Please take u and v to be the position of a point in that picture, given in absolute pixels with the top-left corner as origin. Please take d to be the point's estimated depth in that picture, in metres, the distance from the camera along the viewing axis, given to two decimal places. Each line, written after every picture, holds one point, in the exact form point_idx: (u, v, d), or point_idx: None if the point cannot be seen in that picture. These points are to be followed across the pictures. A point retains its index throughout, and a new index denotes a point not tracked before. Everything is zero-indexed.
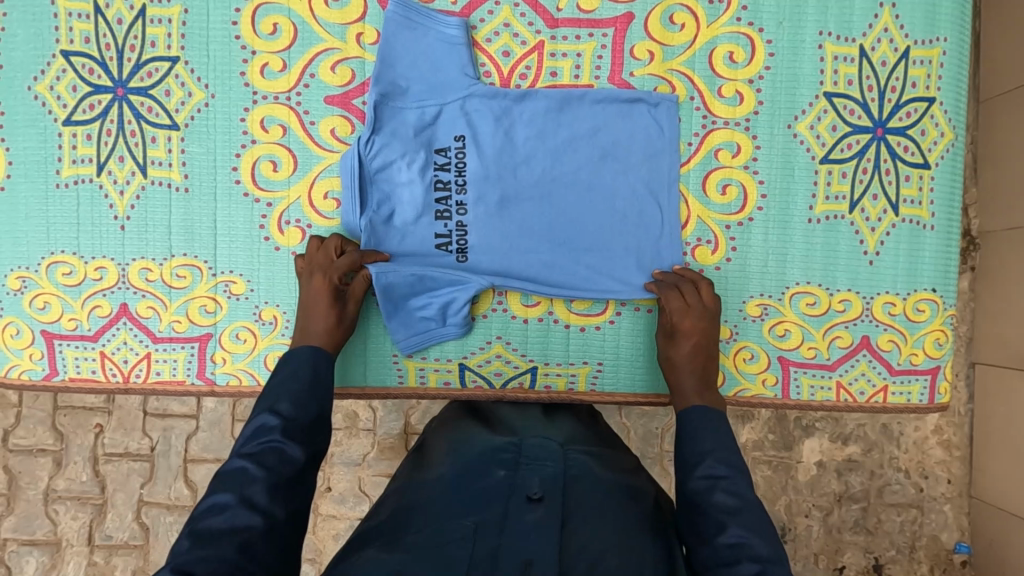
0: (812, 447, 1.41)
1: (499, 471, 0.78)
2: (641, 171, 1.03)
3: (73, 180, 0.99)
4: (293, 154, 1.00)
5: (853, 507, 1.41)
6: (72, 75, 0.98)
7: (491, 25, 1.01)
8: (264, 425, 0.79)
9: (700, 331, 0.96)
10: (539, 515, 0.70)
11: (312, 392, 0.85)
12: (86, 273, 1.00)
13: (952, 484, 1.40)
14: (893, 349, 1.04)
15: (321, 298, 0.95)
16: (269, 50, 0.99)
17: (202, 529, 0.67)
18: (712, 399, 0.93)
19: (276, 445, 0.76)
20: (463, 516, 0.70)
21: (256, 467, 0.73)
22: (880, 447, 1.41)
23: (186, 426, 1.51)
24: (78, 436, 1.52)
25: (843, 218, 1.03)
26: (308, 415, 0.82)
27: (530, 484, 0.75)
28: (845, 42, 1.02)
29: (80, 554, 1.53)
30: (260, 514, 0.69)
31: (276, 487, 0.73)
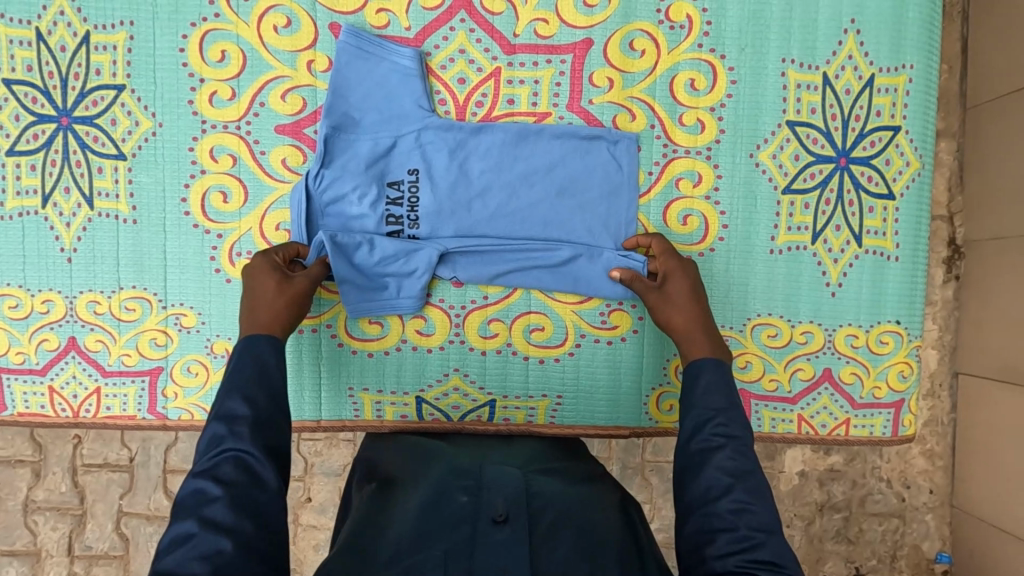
0: (794, 457, 1.39)
1: (460, 495, 0.73)
2: (597, 208, 1.01)
3: (17, 212, 0.97)
4: (243, 183, 0.98)
5: (835, 517, 1.40)
6: (15, 104, 0.95)
7: (446, 51, 0.99)
8: (217, 435, 0.70)
9: (681, 272, 0.92)
10: (507, 537, 0.67)
11: (265, 383, 0.77)
12: (32, 306, 0.98)
13: (935, 493, 1.39)
14: (855, 382, 1.02)
15: (271, 278, 0.88)
16: (218, 78, 0.97)
17: (170, 564, 0.60)
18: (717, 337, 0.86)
19: (234, 454, 0.69)
20: (432, 543, 0.66)
21: (214, 485, 0.65)
22: (863, 456, 1.39)
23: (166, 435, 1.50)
24: (57, 447, 1.50)
25: (805, 249, 1.01)
26: (266, 405, 0.74)
27: (495, 505, 0.71)
28: (809, 69, 0.99)
29: (60, 564, 1.52)
30: (226, 535, 0.63)
31: (240, 498, 0.66)
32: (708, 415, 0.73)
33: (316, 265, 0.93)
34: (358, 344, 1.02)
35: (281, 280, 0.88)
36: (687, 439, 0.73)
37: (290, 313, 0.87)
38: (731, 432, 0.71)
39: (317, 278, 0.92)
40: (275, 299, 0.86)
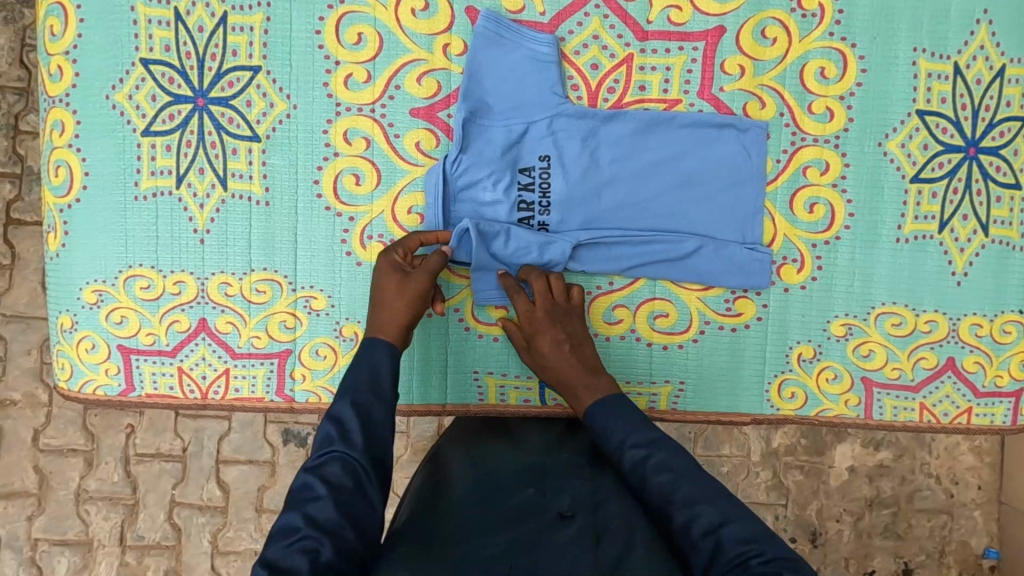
0: (844, 452, 1.46)
1: (528, 488, 0.78)
2: (722, 199, 1.01)
3: (152, 192, 0.97)
4: (377, 166, 0.98)
5: (883, 512, 1.46)
6: (151, 84, 0.95)
7: (579, 37, 0.99)
8: (327, 436, 0.75)
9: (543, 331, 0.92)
10: (574, 530, 0.69)
11: (372, 392, 0.79)
12: (164, 287, 0.98)
13: (982, 490, 1.46)
14: (978, 370, 1.03)
15: (391, 280, 0.90)
16: (355, 60, 0.97)
17: (274, 553, 0.65)
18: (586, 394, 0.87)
19: (338, 455, 0.73)
20: (496, 533, 0.69)
21: (320, 484, 0.70)
22: (912, 452, 1.46)
23: (218, 426, 1.52)
24: (109, 436, 1.51)
25: (931, 238, 1.02)
26: (375, 416, 0.78)
27: (561, 503, 0.75)
28: (940, 59, 1.00)
29: (112, 554, 1.52)
30: (327, 534, 0.66)
31: (341, 500, 0.69)
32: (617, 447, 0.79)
33: (433, 258, 0.92)
34: (483, 328, 1.02)
35: (399, 281, 0.90)
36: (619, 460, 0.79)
37: (410, 314, 0.89)
38: (643, 448, 0.77)
39: (434, 271, 0.91)
40: (393, 303, 0.88)
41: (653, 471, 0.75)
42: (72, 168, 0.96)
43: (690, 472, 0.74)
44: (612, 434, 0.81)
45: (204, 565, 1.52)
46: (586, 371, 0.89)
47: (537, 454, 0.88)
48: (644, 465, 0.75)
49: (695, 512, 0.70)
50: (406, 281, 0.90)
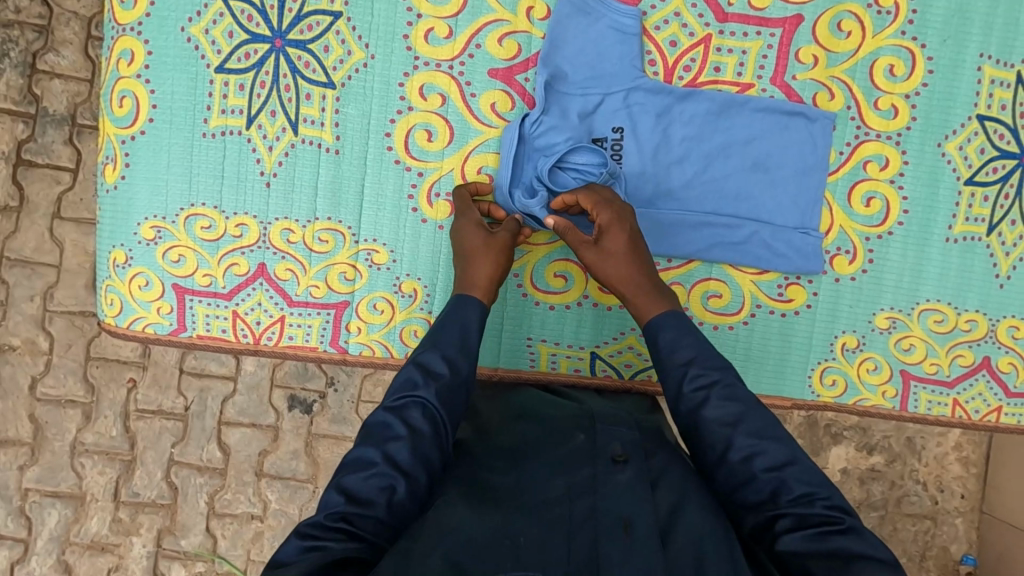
0: (838, 454, 1.50)
1: (578, 434, 0.78)
2: (789, 185, 1.02)
3: (220, 131, 0.95)
4: (450, 124, 0.98)
5: (872, 514, 1.50)
6: (229, 20, 0.94)
7: (662, 13, 0.99)
8: (412, 379, 0.75)
9: (620, 225, 0.88)
10: (629, 476, 0.70)
11: (461, 347, 0.80)
12: (225, 229, 0.96)
13: (965, 499, 1.51)
14: (1011, 371, 1.07)
15: (477, 235, 0.90)
16: (437, 15, 0.96)
17: (351, 483, 0.67)
18: (654, 296, 0.85)
19: (421, 401, 0.73)
20: (550, 478, 0.70)
21: (403, 425, 0.70)
22: (903, 459, 1.50)
23: (223, 387, 1.49)
24: (111, 390, 1.47)
25: (979, 240, 1.05)
26: (462, 375, 0.78)
27: (612, 447, 0.75)
28: (1004, 66, 1.03)
29: (105, 510, 1.49)
30: (404, 473, 0.67)
31: (421, 445, 0.70)
32: (681, 370, 0.77)
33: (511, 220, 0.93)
34: (541, 295, 1.04)
35: (487, 236, 0.90)
36: (676, 388, 0.77)
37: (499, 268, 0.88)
38: (710, 376, 0.76)
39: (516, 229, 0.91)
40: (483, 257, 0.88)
41: (715, 403, 0.74)
42: (139, 99, 0.94)
43: (752, 406, 0.74)
44: (678, 354, 0.79)
45: (199, 526, 1.49)
46: (647, 281, 0.86)
47: (576, 404, 0.89)
48: (710, 393, 0.75)
49: (758, 446, 0.70)
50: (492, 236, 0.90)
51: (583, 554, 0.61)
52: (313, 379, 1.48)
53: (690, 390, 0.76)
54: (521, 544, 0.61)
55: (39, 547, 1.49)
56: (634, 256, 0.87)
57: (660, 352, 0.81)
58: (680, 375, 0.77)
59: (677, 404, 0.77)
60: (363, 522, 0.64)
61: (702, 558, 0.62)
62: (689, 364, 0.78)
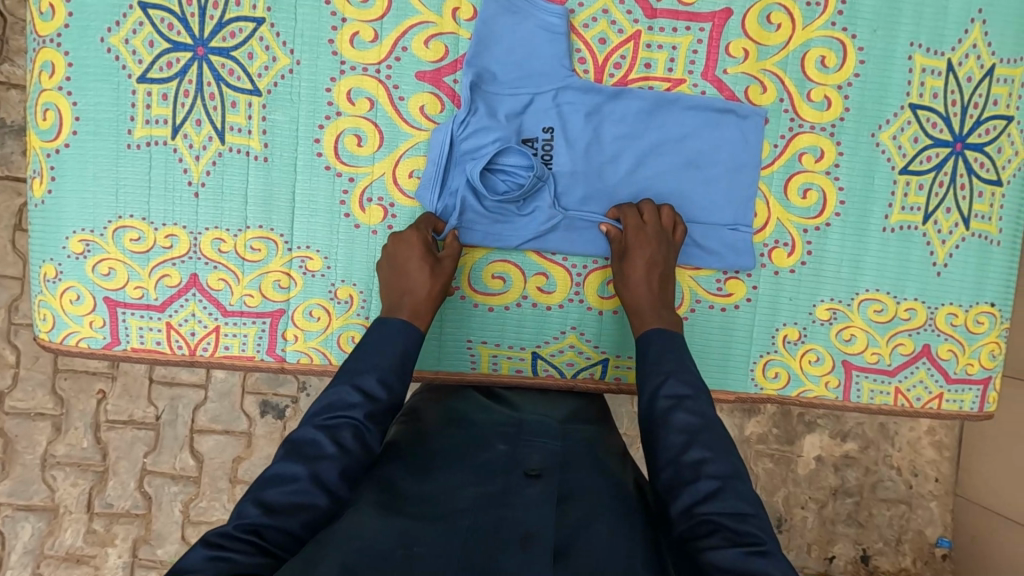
0: (813, 442, 1.51)
1: (499, 445, 0.81)
2: (722, 182, 1.03)
3: (146, 141, 0.94)
4: (379, 128, 0.97)
5: (847, 501, 1.51)
6: (149, 29, 0.92)
7: (589, 11, 0.99)
8: (346, 400, 0.76)
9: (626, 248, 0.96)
10: (539, 489, 0.71)
11: (399, 369, 0.81)
12: (155, 240, 0.96)
13: (940, 482, 1.52)
14: (951, 358, 1.08)
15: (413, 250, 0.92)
16: (362, 19, 0.95)
17: (271, 497, 0.67)
18: (670, 318, 0.92)
19: (355, 424, 0.74)
20: (462, 488, 0.71)
21: (332, 445, 0.71)
22: (877, 445, 1.51)
23: (194, 395, 1.48)
24: (81, 401, 1.46)
25: (916, 229, 1.05)
26: (396, 400, 0.79)
27: (529, 461, 0.77)
28: (935, 55, 1.03)
29: (79, 521, 1.48)
30: (326, 493, 0.69)
31: (349, 465, 0.72)
32: (662, 376, 0.80)
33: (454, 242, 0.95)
34: (480, 298, 1.03)
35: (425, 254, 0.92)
36: (651, 393, 0.80)
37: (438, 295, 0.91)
38: (683, 391, 0.78)
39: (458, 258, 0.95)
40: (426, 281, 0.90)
41: (683, 412, 0.76)
42: (62, 111, 0.93)
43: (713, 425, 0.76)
44: (662, 364, 0.82)
45: (175, 534, 1.48)
46: (658, 300, 0.92)
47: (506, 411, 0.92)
48: (681, 402, 0.77)
49: (709, 455, 0.72)
50: (436, 265, 0.92)
51: (474, 561, 0.61)
52: (285, 384, 1.47)
53: (664, 396, 0.78)
54: (416, 555, 0.60)
55: (14, 560, 1.49)
56: (653, 280, 0.94)
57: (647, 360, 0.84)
58: (658, 383, 0.80)
59: (648, 407, 0.79)
60: (273, 535, 0.65)
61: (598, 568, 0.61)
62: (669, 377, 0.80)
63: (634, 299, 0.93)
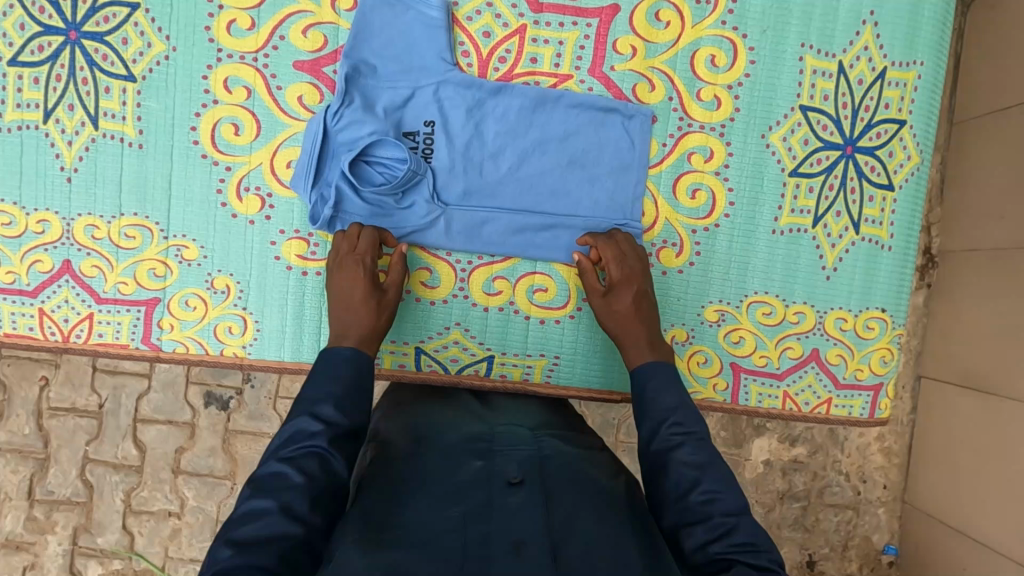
0: (761, 445, 1.48)
1: (475, 461, 0.77)
2: (607, 183, 1.02)
3: (17, 125, 0.93)
4: (256, 117, 0.96)
5: (794, 505, 1.49)
6: (20, 12, 0.91)
7: (473, 3, 0.98)
8: (306, 429, 0.74)
9: (628, 282, 0.95)
10: (521, 497, 0.70)
11: (355, 385, 0.81)
12: (27, 225, 0.95)
13: (888, 489, 1.50)
14: (840, 363, 1.07)
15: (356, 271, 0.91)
16: (238, 7, 0.94)
17: (241, 535, 0.64)
18: (666, 349, 0.90)
19: (319, 452, 0.72)
20: (448, 507, 0.69)
21: (296, 475, 0.69)
22: (826, 449, 1.49)
23: (138, 385, 1.48)
24: (22, 388, 1.46)
25: (805, 232, 1.05)
26: (356, 423, 0.78)
27: (508, 470, 0.75)
28: (826, 56, 1.02)
29: (19, 508, 1.48)
30: (297, 522, 0.67)
31: (317, 495, 0.70)
32: (663, 415, 0.79)
33: (394, 270, 0.95)
34: None
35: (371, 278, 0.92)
36: (653, 429, 0.78)
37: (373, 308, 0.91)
38: (688, 427, 0.77)
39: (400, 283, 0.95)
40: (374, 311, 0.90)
41: (690, 447, 0.75)
42: None
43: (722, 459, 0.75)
44: (662, 398, 0.81)
45: (116, 523, 1.48)
46: (651, 333, 0.91)
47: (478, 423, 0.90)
48: (689, 437, 0.76)
49: (718, 492, 0.71)
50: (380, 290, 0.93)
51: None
52: (228, 376, 1.47)
53: (667, 432, 0.77)
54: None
55: None
56: (643, 311, 0.93)
57: (644, 401, 0.82)
58: (659, 419, 0.79)
59: (650, 442, 0.78)
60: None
61: None
62: (675, 410, 0.79)
63: (627, 332, 0.91)
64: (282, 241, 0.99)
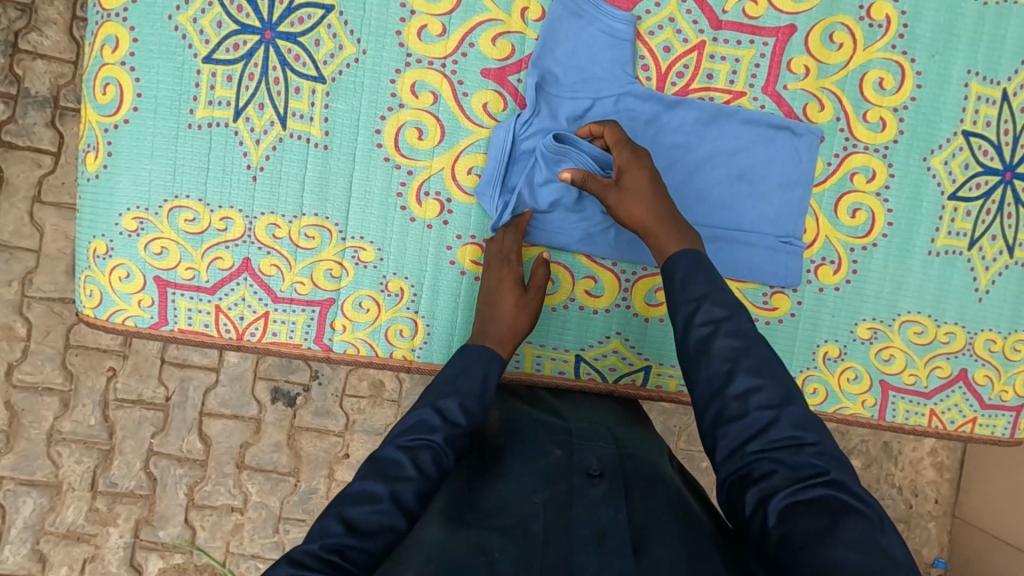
0: None
1: (555, 449, 0.78)
2: (772, 198, 1.04)
3: (206, 122, 0.94)
4: (440, 122, 0.97)
5: None
6: (218, 9, 0.92)
7: (656, 18, 0.99)
8: (427, 423, 0.76)
9: (637, 160, 0.89)
10: (603, 489, 0.70)
11: (479, 398, 0.81)
12: (210, 222, 0.95)
13: (939, 504, 1.47)
14: (986, 383, 1.09)
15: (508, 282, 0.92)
16: (431, 12, 0.95)
17: (355, 515, 0.66)
18: (687, 229, 0.85)
19: (434, 446, 0.74)
20: (530, 492, 0.70)
21: (411, 467, 0.71)
22: (880, 463, 1.46)
23: (205, 378, 1.41)
24: (90, 377, 1.38)
25: (960, 254, 1.07)
26: (471, 426, 0.79)
27: (588, 463, 0.75)
28: (991, 83, 1.04)
29: (82, 499, 1.40)
30: (403, 515, 0.68)
31: (425, 490, 0.71)
32: (695, 301, 0.75)
33: (540, 271, 0.96)
34: None
35: (520, 294, 0.92)
36: (686, 322, 0.74)
37: (523, 322, 0.92)
38: (718, 312, 0.73)
39: (542, 285, 0.95)
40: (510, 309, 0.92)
41: (723, 337, 0.71)
42: (123, 86, 0.92)
43: (759, 351, 0.71)
44: (691, 287, 0.76)
45: (178, 517, 1.41)
46: (669, 212, 0.86)
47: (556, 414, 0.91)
48: (718, 327, 0.72)
49: (758, 383, 0.68)
50: (524, 294, 0.93)
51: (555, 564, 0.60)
52: (297, 371, 1.41)
53: (699, 321, 0.73)
54: (497, 559, 0.60)
55: (12, 535, 1.40)
56: (654, 190, 0.88)
57: (674, 288, 0.78)
58: (692, 309, 0.74)
59: (683, 336, 0.75)
60: (355, 555, 0.64)
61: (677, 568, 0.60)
62: (702, 300, 0.74)
63: (647, 215, 0.86)
64: (459, 245, 1.00)
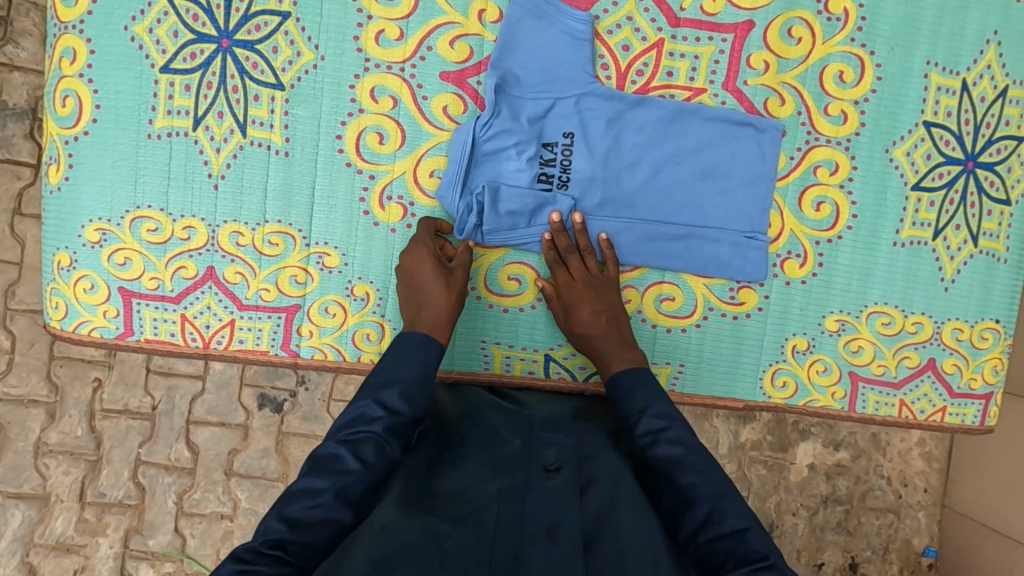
0: (806, 449, 1.44)
1: (515, 441, 0.79)
2: (737, 193, 1.04)
3: (166, 132, 0.94)
4: (401, 127, 0.97)
5: (837, 509, 1.44)
6: (174, 19, 0.92)
7: (614, 17, 1.00)
8: (369, 415, 0.74)
9: (585, 300, 0.95)
10: (559, 481, 0.70)
11: (423, 386, 0.79)
12: (173, 231, 0.95)
13: (928, 493, 1.45)
14: (955, 373, 1.10)
15: (429, 267, 0.92)
16: (388, 17, 0.95)
17: (294, 512, 0.65)
18: (633, 355, 0.91)
19: (376, 437, 0.73)
20: (484, 483, 0.70)
21: (353, 460, 0.70)
22: (869, 455, 1.45)
23: (191, 386, 1.41)
24: (76, 388, 1.39)
25: (925, 244, 1.07)
26: (416, 414, 0.77)
27: (546, 456, 0.74)
28: (951, 74, 1.04)
29: (70, 510, 1.40)
30: (349, 509, 0.68)
31: (371, 480, 0.70)
32: (637, 413, 0.82)
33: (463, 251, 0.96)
34: (496, 298, 1.04)
35: (442, 273, 0.92)
36: (632, 430, 0.81)
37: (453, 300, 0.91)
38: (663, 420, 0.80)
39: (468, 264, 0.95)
40: (438, 292, 0.90)
41: (664, 444, 0.77)
42: (83, 98, 0.92)
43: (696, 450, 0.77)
44: (633, 400, 0.83)
45: (168, 526, 1.41)
46: (619, 341, 0.92)
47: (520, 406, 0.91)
48: (658, 437, 0.78)
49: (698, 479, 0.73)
50: (449, 274, 0.92)
51: (502, 554, 0.61)
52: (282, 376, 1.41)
53: (643, 431, 0.79)
54: (446, 548, 0.61)
55: (3, 548, 1.40)
56: (602, 322, 0.94)
57: (619, 403, 0.85)
58: (634, 420, 0.81)
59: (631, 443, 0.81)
60: (297, 549, 0.64)
61: (622, 557, 0.62)
62: (644, 411, 0.81)
63: (597, 347, 0.93)
64: None
